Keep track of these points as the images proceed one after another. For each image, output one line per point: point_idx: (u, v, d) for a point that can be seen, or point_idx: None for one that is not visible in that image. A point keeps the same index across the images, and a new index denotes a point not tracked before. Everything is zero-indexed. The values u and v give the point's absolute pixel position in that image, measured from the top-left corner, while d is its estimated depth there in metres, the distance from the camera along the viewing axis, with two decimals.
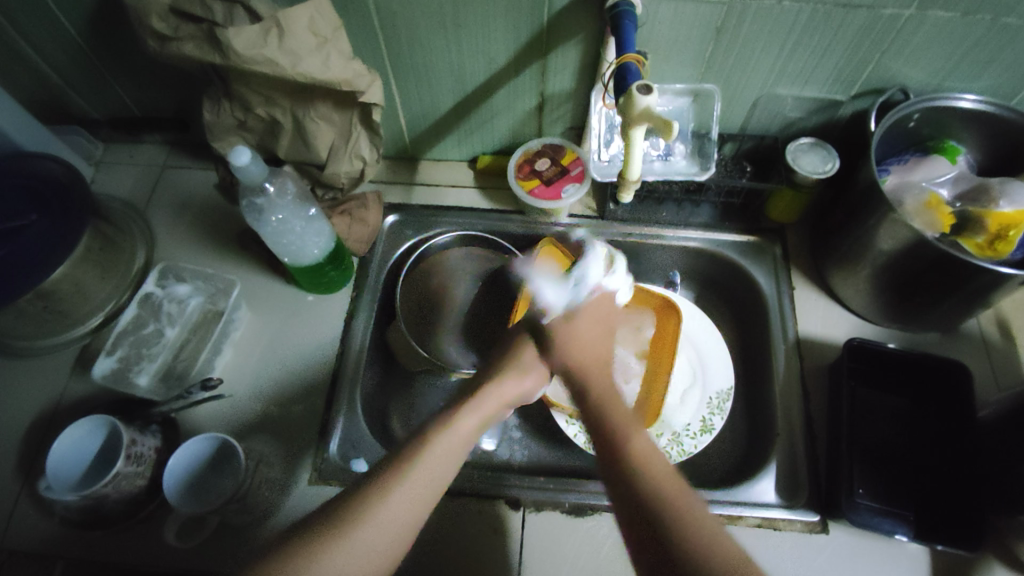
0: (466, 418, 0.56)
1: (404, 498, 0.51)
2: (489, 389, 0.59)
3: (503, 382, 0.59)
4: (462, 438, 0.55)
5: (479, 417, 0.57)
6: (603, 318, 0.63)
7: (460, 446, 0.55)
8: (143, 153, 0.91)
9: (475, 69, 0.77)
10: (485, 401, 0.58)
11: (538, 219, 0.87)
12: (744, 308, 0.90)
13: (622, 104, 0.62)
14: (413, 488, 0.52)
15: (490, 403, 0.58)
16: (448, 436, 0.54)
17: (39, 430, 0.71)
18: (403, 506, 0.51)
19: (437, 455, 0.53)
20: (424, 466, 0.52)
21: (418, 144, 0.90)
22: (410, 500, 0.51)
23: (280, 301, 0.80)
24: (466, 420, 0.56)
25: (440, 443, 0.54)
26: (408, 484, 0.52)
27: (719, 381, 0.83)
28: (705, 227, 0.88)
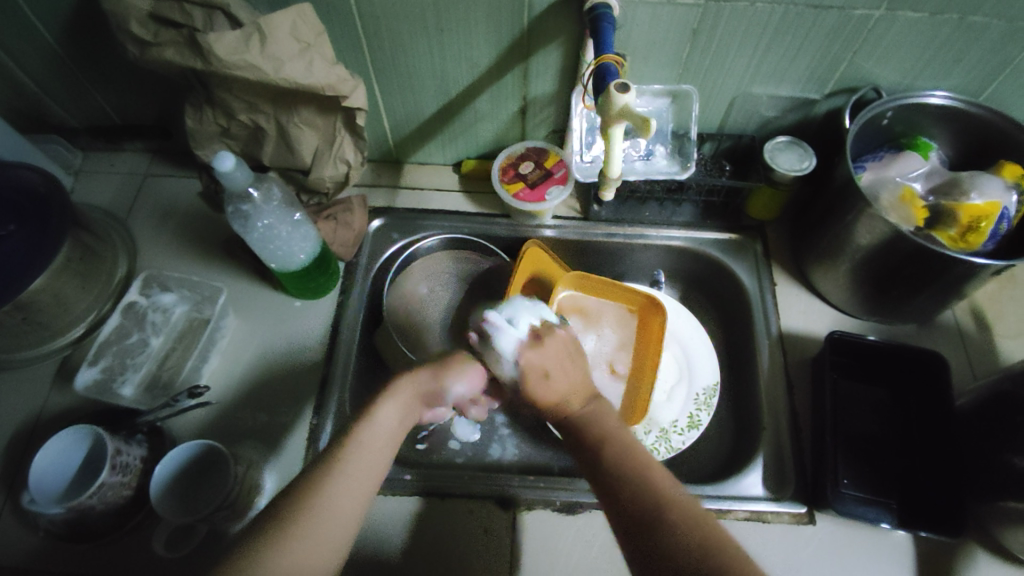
0: (384, 410, 0.56)
1: (352, 472, 0.52)
2: (403, 378, 0.58)
3: (416, 374, 0.58)
4: (381, 431, 0.55)
5: (397, 406, 0.57)
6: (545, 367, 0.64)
7: (380, 439, 0.55)
8: (123, 161, 0.90)
9: (457, 74, 0.78)
10: (401, 391, 0.57)
11: (524, 222, 0.88)
12: (727, 305, 0.91)
13: (601, 104, 0.62)
14: (355, 466, 0.53)
15: (405, 394, 0.57)
16: (371, 427, 0.55)
17: (19, 444, 0.70)
18: (348, 478, 0.52)
19: (360, 450, 0.54)
20: (354, 464, 0.53)
21: (402, 148, 0.90)
22: (352, 484, 0.52)
23: (267, 307, 0.79)
24: (386, 411, 0.56)
25: (363, 437, 0.54)
26: (351, 461, 0.53)
27: (705, 377, 0.84)
28: (687, 225, 0.89)
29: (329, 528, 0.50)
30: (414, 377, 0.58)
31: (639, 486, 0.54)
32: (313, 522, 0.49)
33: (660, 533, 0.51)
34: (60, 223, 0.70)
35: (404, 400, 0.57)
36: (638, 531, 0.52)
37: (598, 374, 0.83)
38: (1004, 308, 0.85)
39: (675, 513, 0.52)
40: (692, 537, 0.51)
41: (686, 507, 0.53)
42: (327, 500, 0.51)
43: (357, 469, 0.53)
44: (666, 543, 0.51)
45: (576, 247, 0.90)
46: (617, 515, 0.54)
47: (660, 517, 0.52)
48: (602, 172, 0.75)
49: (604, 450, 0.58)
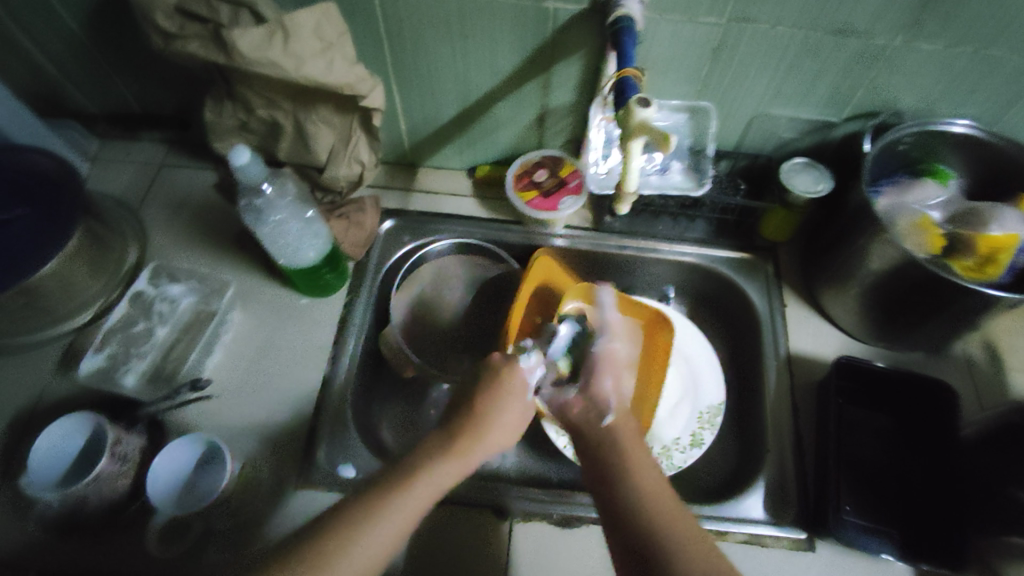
0: (445, 470, 0.56)
1: (386, 524, 0.52)
2: (473, 442, 0.58)
3: (485, 441, 0.59)
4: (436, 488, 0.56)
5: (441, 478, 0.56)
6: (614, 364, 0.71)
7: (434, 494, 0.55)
8: (140, 149, 0.89)
9: (477, 80, 0.78)
10: (467, 453, 0.58)
11: (537, 230, 0.88)
12: (737, 324, 0.90)
13: (621, 118, 0.62)
14: (400, 513, 0.53)
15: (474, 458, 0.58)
16: (428, 479, 0.55)
17: (17, 428, 0.69)
18: (381, 533, 0.52)
19: (410, 497, 0.54)
20: (400, 505, 0.53)
21: (418, 151, 0.90)
22: (395, 526, 0.53)
23: (272, 303, 0.79)
24: (446, 470, 0.56)
25: (416, 487, 0.54)
26: (387, 516, 0.53)
27: (711, 396, 0.83)
28: (700, 242, 0.89)
29: (354, 566, 0.51)
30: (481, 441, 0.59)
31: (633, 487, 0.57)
32: (346, 562, 0.50)
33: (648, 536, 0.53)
34: (73, 210, 0.70)
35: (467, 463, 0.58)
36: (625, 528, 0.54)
37: None
38: (1016, 342, 0.84)
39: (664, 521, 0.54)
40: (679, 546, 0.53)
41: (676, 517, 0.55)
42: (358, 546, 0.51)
43: (401, 515, 0.53)
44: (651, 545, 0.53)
45: (587, 258, 0.90)
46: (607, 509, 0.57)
47: (662, 541, 0.53)
48: (619, 186, 0.74)
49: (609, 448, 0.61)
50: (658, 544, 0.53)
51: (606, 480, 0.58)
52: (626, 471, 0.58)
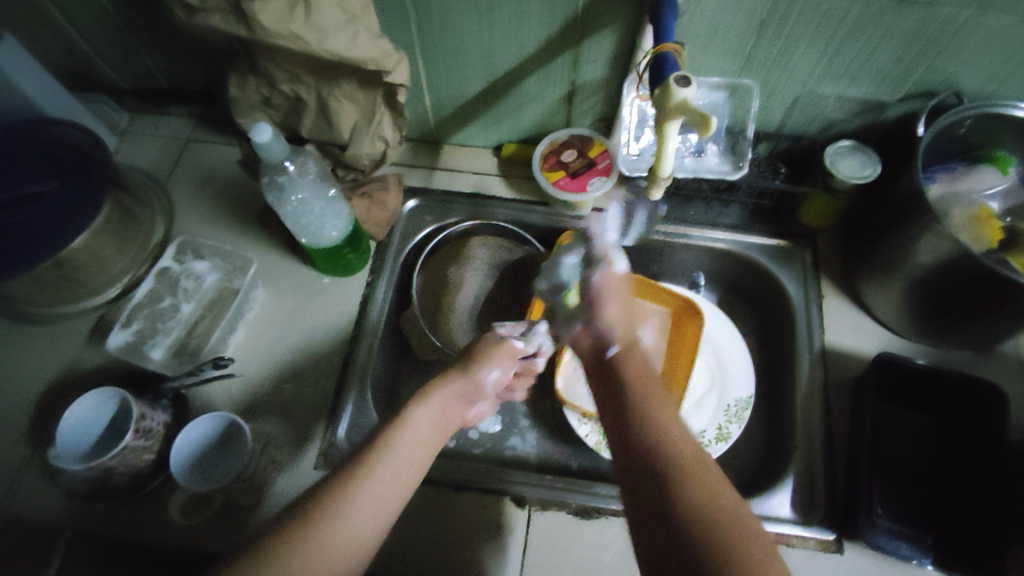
0: (421, 414, 0.53)
1: (370, 495, 0.47)
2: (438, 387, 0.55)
3: (450, 379, 0.56)
4: (417, 438, 0.52)
5: (433, 413, 0.53)
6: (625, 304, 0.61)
7: (417, 445, 0.51)
8: (168, 124, 0.90)
9: (505, 55, 0.75)
10: (436, 398, 0.54)
11: (562, 211, 0.85)
12: (769, 314, 0.87)
13: (659, 98, 0.58)
14: (385, 478, 0.48)
15: (440, 398, 0.54)
16: (405, 433, 0.51)
17: (48, 400, 0.71)
18: (392, 481, 0.49)
19: (392, 459, 0.49)
20: (385, 465, 0.49)
21: (444, 128, 0.88)
22: (378, 492, 0.48)
23: (295, 282, 0.78)
24: (421, 418, 0.53)
25: (398, 443, 0.50)
26: (391, 453, 0.50)
27: (739, 389, 0.80)
28: (734, 227, 0.85)
29: (362, 511, 0.47)
30: (447, 383, 0.56)
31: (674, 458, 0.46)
32: (357, 499, 0.47)
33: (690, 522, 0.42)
34: (101, 186, 0.70)
35: (438, 404, 0.54)
36: (663, 507, 0.43)
37: None
38: None
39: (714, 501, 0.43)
40: (732, 537, 0.42)
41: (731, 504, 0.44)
42: (370, 484, 0.48)
43: (389, 474, 0.49)
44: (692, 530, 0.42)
45: None
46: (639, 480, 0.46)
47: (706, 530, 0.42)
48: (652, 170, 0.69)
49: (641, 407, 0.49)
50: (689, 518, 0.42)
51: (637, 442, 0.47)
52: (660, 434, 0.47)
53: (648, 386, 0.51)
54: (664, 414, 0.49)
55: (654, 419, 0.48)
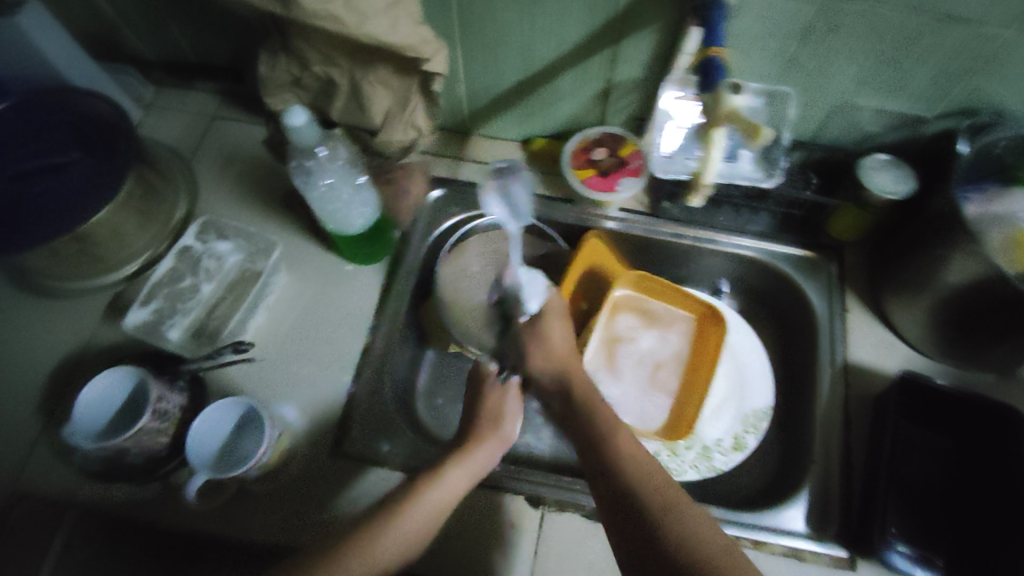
0: (453, 476, 0.58)
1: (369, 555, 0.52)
2: (476, 449, 0.61)
3: (483, 443, 0.62)
4: (445, 497, 0.57)
5: (467, 472, 0.59)
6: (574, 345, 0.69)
7: (443, 504, 0.57)
8: (193, 100, 0.88)
9: (543, 48, 0.73)
10: (472, 459, 0.60)
11: (589, 209, 0.83)
12: (791, 324, 0.86)
13: (715, 102, 0.57)
14: (394, 538, 0.54)
15: (478, 458, 0.60)
16: (433, 492, 0.57)
17: (64, 375, 0.70)
18: (400, 539, 0.54)
19: (405, 524, 0.55)
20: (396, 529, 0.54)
21: (474, 119, 0.86)
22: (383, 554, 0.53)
23: (317, 268, 0.77)
24: (453, 476, 0.58)
25: (421, 503, 0.56)
26: (412, 513, 0.55)
27: (758, 400, 0.79)
28: (761, 235, 0.84)
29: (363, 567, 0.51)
30: (481, 443, 0.62)
31: (637, 473, 0.56)
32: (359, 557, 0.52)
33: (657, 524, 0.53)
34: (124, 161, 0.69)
35: (473, 466, 0.60)
36: (632, 516, 0.54)
37: (641, 374, 0.80)
38: None
39: (672, 504, 0.54)
40: (691, 536, 0.52)
41: (684, 508, 0.54)
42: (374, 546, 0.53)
43: (401, 536, 0.54)
44: (658, 530, 0.52)
45: (638, 244, 0.85)
46: (609, 497, 0.56)
47: (667, 525, 0.52)
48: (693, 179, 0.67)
49: (607, 433, 0.60)
50: (657, 521, 0.53)
51: (602, 455, 0.58)
52: (623, 450, 0.58)
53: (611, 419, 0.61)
54: (627, 442, 0.59)
55: (618, 449, 0.58)
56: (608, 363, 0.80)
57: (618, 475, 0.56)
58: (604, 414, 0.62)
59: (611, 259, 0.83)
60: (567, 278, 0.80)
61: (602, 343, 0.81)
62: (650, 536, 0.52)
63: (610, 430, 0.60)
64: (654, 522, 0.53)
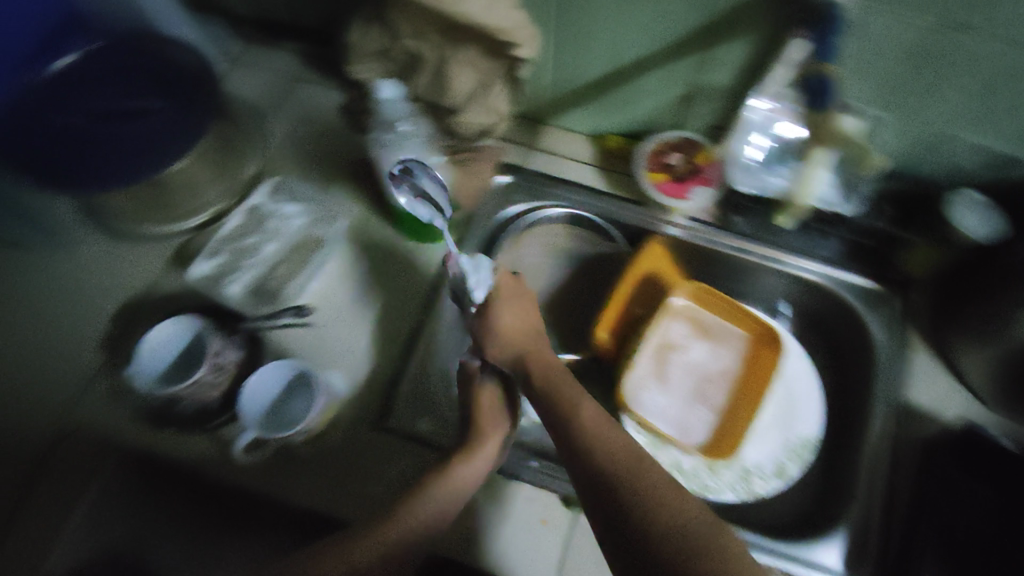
0: (458, 475, 0.59)
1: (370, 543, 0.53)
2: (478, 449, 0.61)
3: (485, 444, 0.62)
4: (450, 493, 0.58)
5: (473, 470, 0.60)
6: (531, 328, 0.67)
7: (448, 503, 0.57)
8: (276, 59, 0.88)
9: (634, 46, 0.71)
10: (476, 458, 0.60)
11: (655, 214, 0.81)
12: (845, 356, 0.82)
13: (827, 115, 0.67)
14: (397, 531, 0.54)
15: (480, 459, 0.60)
16: (440, 490, 0.57)
17: (127, 316, 0.71)
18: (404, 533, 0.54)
19: (410, 520, 0.55)
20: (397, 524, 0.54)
21: (548, 109, 0.85)
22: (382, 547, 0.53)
23: (378, 242, 0.77)
24: (461, 473, 0.59)
25: (421, 500, 0.56)
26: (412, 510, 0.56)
27: (805, 428, 0.77)
28: (828, 261, 0.81)
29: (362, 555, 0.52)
30: (483, 442, 0.62)
31: (608, 460, 0.52)
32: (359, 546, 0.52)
33: (633, 511, 0.49)
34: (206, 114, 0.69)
35: (476, 466, 0.60)
36: (610, 503, 0.50)
37: (688, 385, 0.79)
38: None
39: (651, 489, 0.50)
40: (666, 518, 0.48)
41: (662, 491, 0.50)
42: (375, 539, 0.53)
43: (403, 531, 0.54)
44: (633, 518, 0.48)
45: (698, 256, 0.83)
46: (587, 485, 0.52)
47: (641, 512, 0.48)
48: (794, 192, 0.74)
49: (574, 421, 0.56)
50: (632, 508, 0.49)
51: (574, 443, 0.55)
52: (592, 437, 0.54)
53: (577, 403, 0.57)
54: (597, 429, 0.55)
55: (587, 435, 0.55)
56: (656, 369, 0.79)
57: (591, 462, 0.53)
58: (574, 400, 0.58)
59: (667, 263, 0.79)
60: (624, 284, 0.77)
61: (652, 348, 0.80)
62: (628, 525, 0.48)
63: (578, 416, 0.56)
64: (630, 509, 0.49)
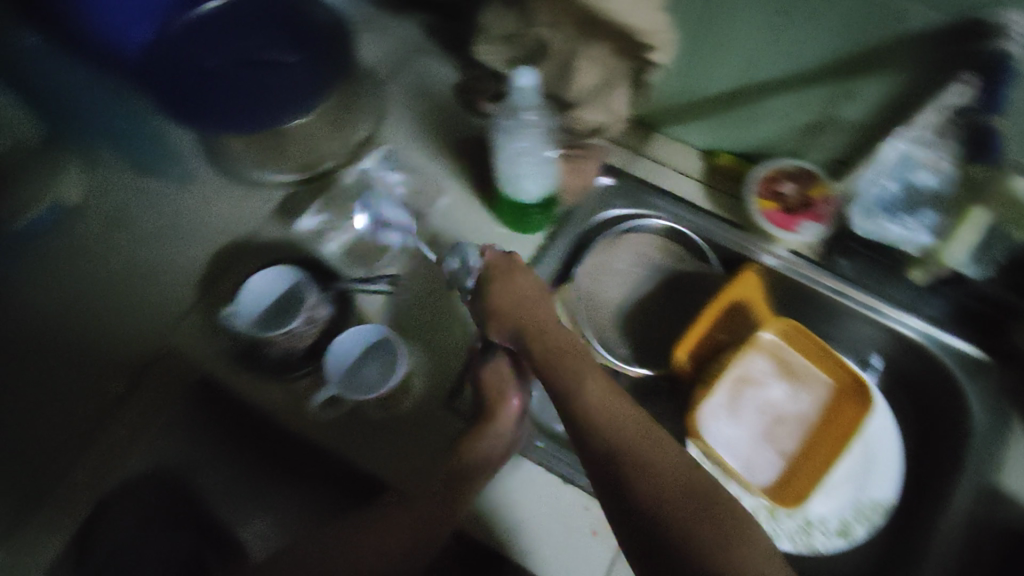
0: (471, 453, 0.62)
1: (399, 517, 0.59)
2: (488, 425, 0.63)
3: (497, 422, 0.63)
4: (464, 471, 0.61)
5: (486, 446, 0.62)
6: (523, 297, 0.65)
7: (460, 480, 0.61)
8: (401, 28, 0.88)
9: (769, 64, 0.70)
10: (488, 435, 0.62)
11: (755, 241, 0.78)
12: (933, 425, 0.76)
13: (996, 174, 0.64)
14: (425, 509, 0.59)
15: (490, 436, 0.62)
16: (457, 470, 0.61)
17: (229, 254, 0.75)
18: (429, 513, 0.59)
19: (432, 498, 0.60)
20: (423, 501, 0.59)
21: (663, 116, 0.83)
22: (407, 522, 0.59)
23: (474, 223, 0.76)
24: (480, 451, 0.62)
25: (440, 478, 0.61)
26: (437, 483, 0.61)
27: (878, 491, 0.72)
28: (933, 320, 0.75)
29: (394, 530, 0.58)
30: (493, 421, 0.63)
31: (637, 466, 0.51)
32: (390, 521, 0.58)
33: (665, 523, 0.48)
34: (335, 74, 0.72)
35: (489, 443, 0.62)
36: (639, 514, 0.49)
37: (759, 423, 0.76)
38: None
39: (685, 493, 0.49)
40: (701, 530, 0.47)
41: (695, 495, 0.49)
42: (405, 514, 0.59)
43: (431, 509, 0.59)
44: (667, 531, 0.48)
45: (792, 291, 0.79)
46: (613, 494, 0.51)
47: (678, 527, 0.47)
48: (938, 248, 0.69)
49: (597, 429, 0.54)
50: (663, 521, 0.48)
51: (597, 453, 0.53)
52: (620, 447, 0.52)
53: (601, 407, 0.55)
54: (624, 435, 0.53)
55: (613, 442, 0.53)
56: (729, 402, 0.76)
57: (617, 471, 0.51)
58: (594, 405, 0.55)
59: (756, 288, 0.76)
60: (710, 308, 0.75)
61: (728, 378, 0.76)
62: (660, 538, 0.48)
63: (605, 423, 0.54)
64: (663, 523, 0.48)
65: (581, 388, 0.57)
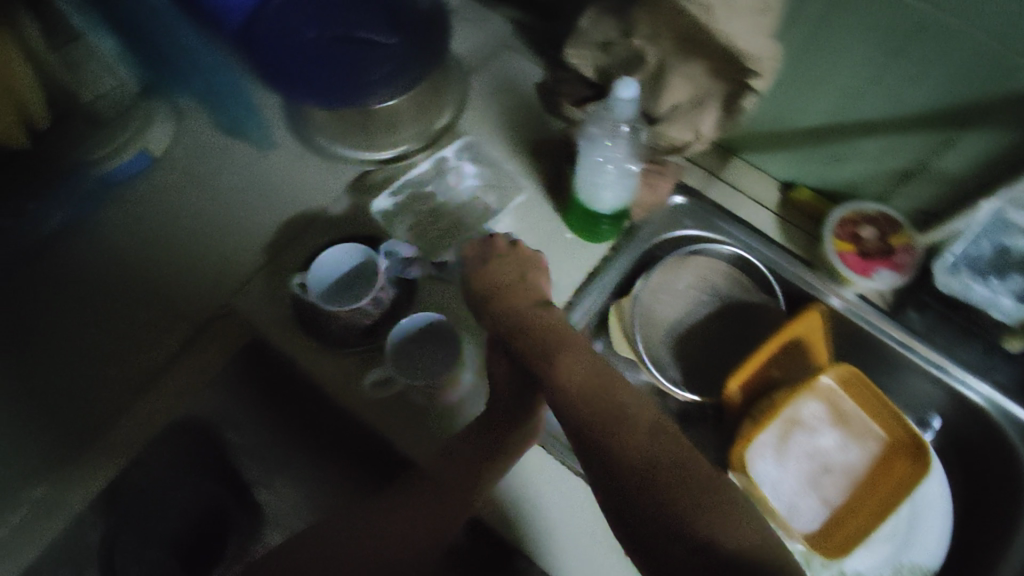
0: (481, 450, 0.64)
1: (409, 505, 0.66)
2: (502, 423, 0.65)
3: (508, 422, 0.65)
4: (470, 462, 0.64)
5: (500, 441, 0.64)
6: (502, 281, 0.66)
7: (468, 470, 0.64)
8: (493, 22, 0.89)
9: (867, 104, 0.68)
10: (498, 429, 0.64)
11: (825, 281, 0.76)
12: (989, 498, 0.72)
13: None
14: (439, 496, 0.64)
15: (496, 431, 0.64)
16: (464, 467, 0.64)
17: (299, 223, 0.76)
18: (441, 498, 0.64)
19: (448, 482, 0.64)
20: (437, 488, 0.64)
21: (745, 142, 0.81)
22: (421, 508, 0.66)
23: (543, 225, 0.76)
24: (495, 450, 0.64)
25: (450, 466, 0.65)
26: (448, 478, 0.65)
27: (919, 557, 0.69)
28: (1004, 389, 0.71)
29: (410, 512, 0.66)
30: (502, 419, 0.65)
31: (631, 452, 0.49)
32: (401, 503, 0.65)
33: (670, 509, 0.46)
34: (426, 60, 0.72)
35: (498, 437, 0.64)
36: (641, 498, 0.48)
37: (805, 467, 0.74)
38: None
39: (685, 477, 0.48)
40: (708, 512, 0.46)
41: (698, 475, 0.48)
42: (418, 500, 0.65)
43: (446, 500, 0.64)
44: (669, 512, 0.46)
45: (855, 337, 0.77)
46: (612, 484, 0.49)
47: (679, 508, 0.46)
48: None
49: (594, 421, 0.52)
50: (667, 503, 0.47)
51: (592, 440, 0.51)
52: (615, 433, 0.51)
53: (597, 398, 0.53)
54: (618, 424, 0.51)
55: (608, 428, 0.51)
56: (778, 441, 0.73)
57: (615, 458, 0.50)
58: (588, 396, 0.54)
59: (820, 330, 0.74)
60: (772, 343, 0.73)
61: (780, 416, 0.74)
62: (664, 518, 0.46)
63: (600, 411, 0.52)
64: (668, 506, 0.46)
65: (575, 379, 0.55)
